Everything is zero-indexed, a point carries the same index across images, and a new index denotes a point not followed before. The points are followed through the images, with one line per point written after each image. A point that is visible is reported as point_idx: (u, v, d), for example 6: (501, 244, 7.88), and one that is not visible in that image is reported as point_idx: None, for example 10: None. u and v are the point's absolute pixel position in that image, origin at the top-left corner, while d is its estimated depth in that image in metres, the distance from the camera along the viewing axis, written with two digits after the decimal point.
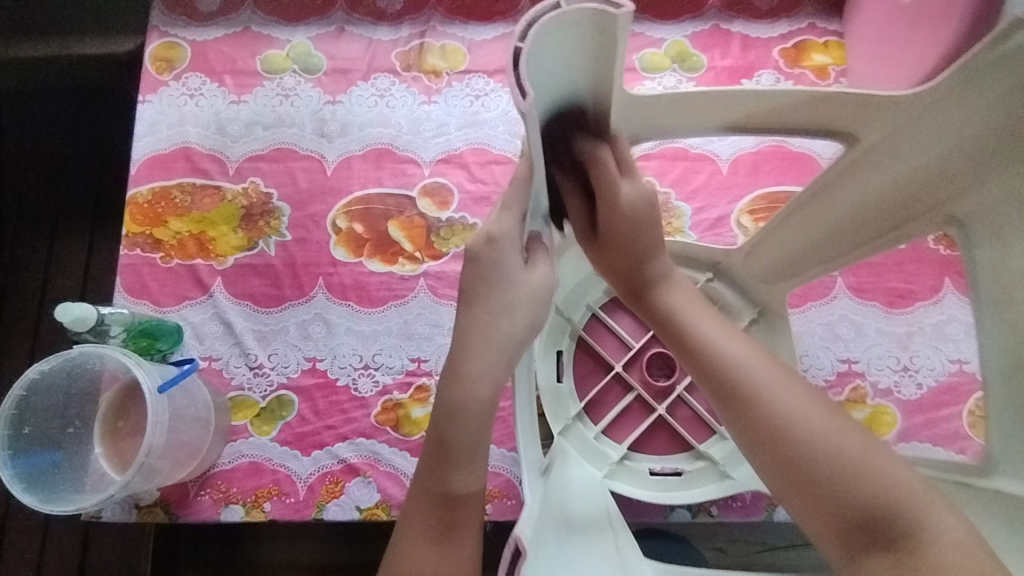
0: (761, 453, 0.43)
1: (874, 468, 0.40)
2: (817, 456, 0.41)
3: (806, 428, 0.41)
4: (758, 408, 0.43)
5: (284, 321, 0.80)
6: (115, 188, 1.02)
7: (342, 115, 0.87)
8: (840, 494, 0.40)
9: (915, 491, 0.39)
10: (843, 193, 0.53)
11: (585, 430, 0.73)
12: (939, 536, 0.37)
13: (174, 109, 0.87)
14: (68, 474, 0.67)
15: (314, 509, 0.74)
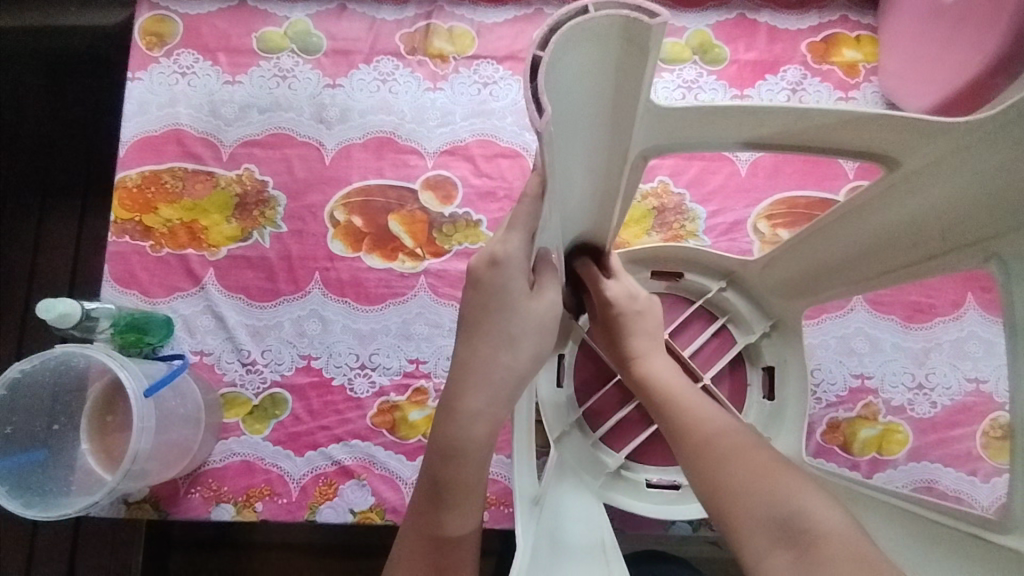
0: (694, 470, 0.49)
1: (782, 479, 0.44)
2: (734, 468, 0.47)
3: (727, 448, 0.48)
4: (695, 434, 0.51)
5: (278, 317, 0.77)
6: (106, 165, 0.98)
7: (343, 99, 0.83)
8: (749, 499, 0.44)
9: (815, 499, 0.43)
10: (844, 231, 0.57)
11: (583, 439, 0.71)
12: (827, 531, 0.41)
13: (165, 88, 0.83)
14: (53, 474, 0.65)
15: (307, 510, 0.72)
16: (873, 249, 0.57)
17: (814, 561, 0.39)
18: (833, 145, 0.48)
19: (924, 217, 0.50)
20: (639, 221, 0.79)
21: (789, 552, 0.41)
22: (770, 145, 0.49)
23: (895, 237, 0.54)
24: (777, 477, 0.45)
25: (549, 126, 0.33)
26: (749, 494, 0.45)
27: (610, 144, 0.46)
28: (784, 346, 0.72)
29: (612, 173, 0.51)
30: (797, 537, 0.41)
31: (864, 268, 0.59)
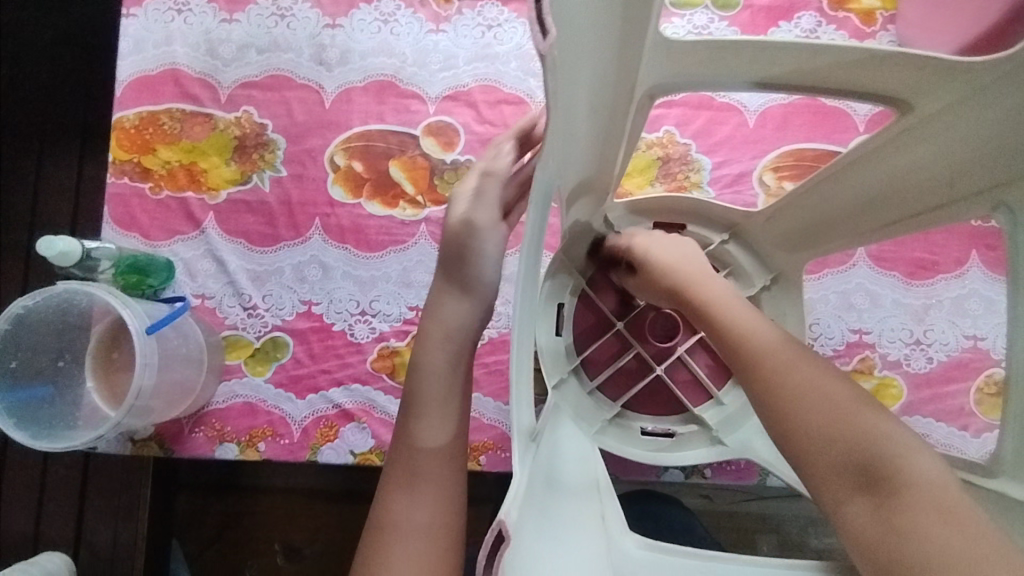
0: (759, 394, 0.44)
1: (864, 413, 0.41)
2: (815, 404, 0.41)
3: (800, 373, 0.43)
4: (764, 353, 0.44)
5: (278, 262, 0.77)
6: (103, 106, 0.96)
7: (342, 41, 0.81)
8: (827, 437, 0.40)
9: (897, 438, 0.40)
10: (886, 162, 0.53)
11: (579, 386, 0.71)
12: (917, 478, 0.38)
13: (160, 25, 0.81)
14: (59, 409, 0.66)
15: (308, 451, 0.74)
16: (880, 203, 0.56)
17: (900, 510, 0.37)
18: (845, 85, 0.47)
19: (933, 166, 0.49)
20: (643, 171, 0.78)
21: (871, 499, 0.38)
22: (781, 85, 0.48)
23: (902, 190, 0.54)
24: (861, 415, 0.41)
25: (553, 48, 0.31)
26: (830, 435, 0.40)
27: (614, 80, 0.45)
28: (784, 299, 0.72)
29: (616, 112, 0.50)
30: (880, 482, 0.38)
31: (870, 221, 0.59)
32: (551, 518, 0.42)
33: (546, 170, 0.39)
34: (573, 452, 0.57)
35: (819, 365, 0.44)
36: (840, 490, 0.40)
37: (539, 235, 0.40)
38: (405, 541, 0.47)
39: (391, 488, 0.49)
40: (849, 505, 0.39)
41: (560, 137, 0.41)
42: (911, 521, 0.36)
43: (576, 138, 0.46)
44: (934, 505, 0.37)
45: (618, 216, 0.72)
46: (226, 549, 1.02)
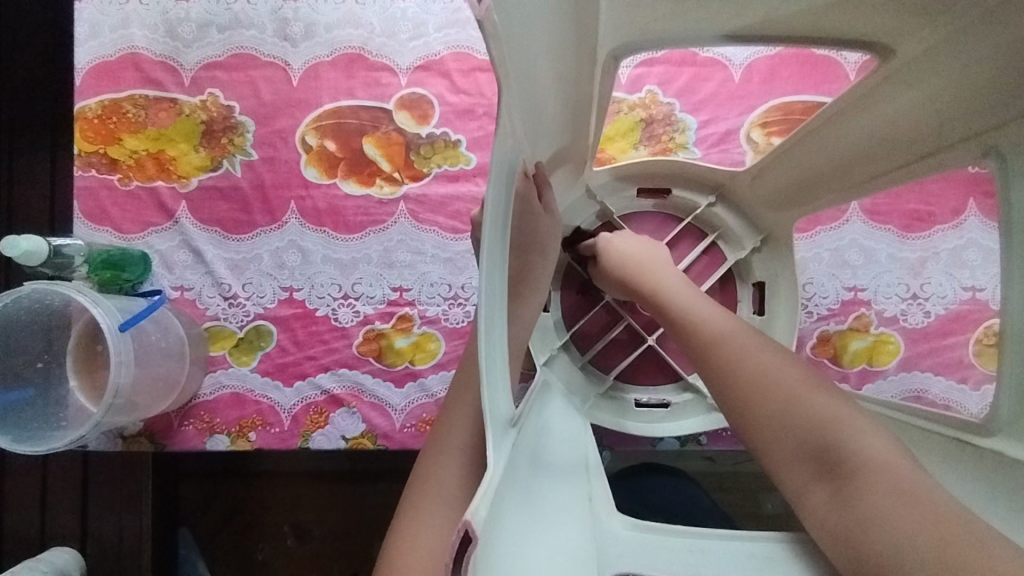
0: (721, 388, 0.46)
1: (806, 398, 0.43)
2: (765, 394, 0.44)
3: (751, 361, 0.46)
4: (720, 349, 0.47)
5: (256, 249, 0.76)
6: (53, 92, 0.89)
7: (306, 13, 0.77)
8: (777, 427, 0.43)
9: (847, 422, 0.41)
10: (862, 113, 0.51)
11: (570, 361, 0.70)
12: (866, 460, 0.39)
13: (115, 7, 0.77)
14: (39, 410, 0.65)
15: (300, 439, 0.73)
16: (871, 154, 0.54)
17: (852, 495, 0.38)
18: (822, 30, 0.45)
19: (924, 112, 0.46)
20: (626, 134, 0.75)
21: (828, 486, 0.40)
22: (756, 34, 0.46)
23: (879, 145, 0.52)
24: (804, 403, 0.42)
25: (492, 12, 0.29)
26: (778, 427, 0.43)
27: (575, 40, 0.43)
28: (775, 261, 0.69)
29: (582, 73, 0.47)
30: (833, 468, 0.40)
31: (858, 175, 0.56)
32: (534, 500, 0.40)
33: (507, 142, 0.37)
34: (560, 429, 0.55)
35: (769, 354, 0.46)
36: (804, 480, 0.41)
37: (504, 209, 0.38)
38: (445, 481, 0.50)
39: (424, 464, 0.52)
40: (812, 493, 0.41)
41: (520, 104, 0.38)
42: (867, 506, 0.37)
43: (541, 106, 0.44)
44: (891, 488, 0.37)
45: (601, 184, 0.70)
46: (235, 534, 1.03)
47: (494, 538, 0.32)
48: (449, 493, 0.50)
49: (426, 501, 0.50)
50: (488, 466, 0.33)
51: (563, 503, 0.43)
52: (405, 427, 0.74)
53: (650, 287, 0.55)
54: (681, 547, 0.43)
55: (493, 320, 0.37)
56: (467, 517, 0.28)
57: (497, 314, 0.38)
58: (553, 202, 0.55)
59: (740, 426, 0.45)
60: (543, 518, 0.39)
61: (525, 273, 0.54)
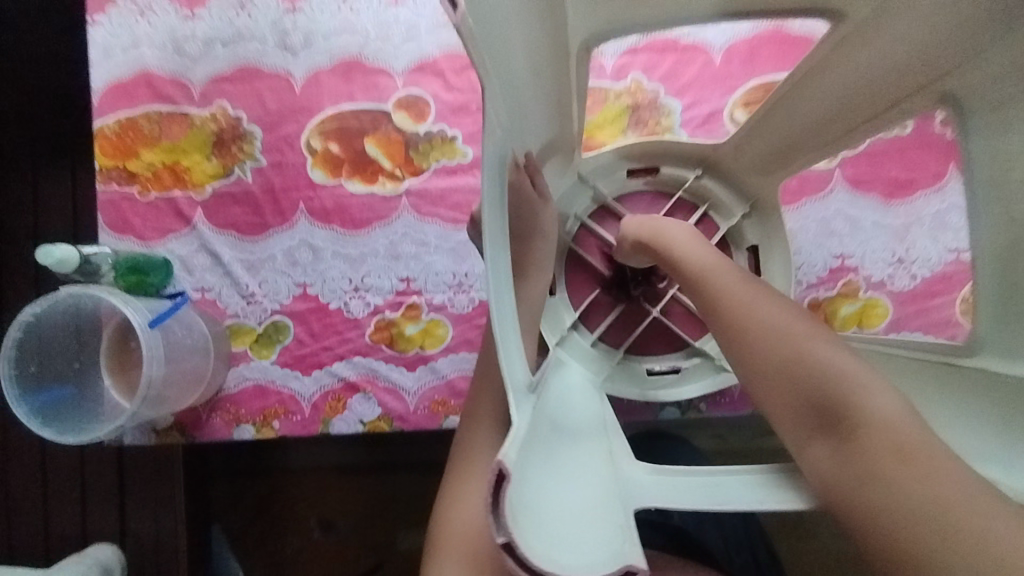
0: (737, 338, 0.49)
1: (817, 353, 0.45)
2: (776, 352, 0.46)
3: (759, 315, 0.48)
4: (733, 305, 0.50)
5: (270, 250, 0.80)
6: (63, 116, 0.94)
7: (304, 24, 0.81)
8: (786, 390, 0.45)
9: (853, 380, 0.44)
10: (828, 77, 0.55)
11: (581, 338, 0.73)
12: (872, 418, 0.42)
13: (126, 30, 0.82)
14: (81, 407, 0.70)
15: (320, 424, 0.78)
16: (842, 111, 0.57)
17: (853, 449, 0.41)
18: None
19: (886, 60, 0.51)
20: (614, 120, 0.78)
21: (828, 440, 0.43)
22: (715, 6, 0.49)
23: (846, 102, 0.56)
24: (814, 358, 0.45)
25: (466, 18, 0.34)
26: (789, 377, 0.45)
27: (548, 27, 0.46)
28: (764, 225, 0.72)
29: (558, 60, 0.51)
30: (837, 423, 0.43)
31: (829, 134, 0.60)
32: (558, 457, 0.44)
33: (491, 127, 0.41)
34: (578, 397, 0.60)
35: (787, 312, 0.48)
36: (805, 431, 0.44)
37: (498, 192, 0.41)
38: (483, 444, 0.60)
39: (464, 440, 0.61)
40: (811, 444, 0.44)
41: (501, 91, 0.42)
42: (868, 464, 0.40)
43: (523, 94, 0.48)
44: (889, 447, 0.40)
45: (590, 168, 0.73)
46: (265, 528, 1.08)
47: (524, 486, 0.36)
48: (489, 456, 0.59)
49: (472, 470, 0.59)
50: (513, 421, 0.38)
51: (583, 459, 0.47)
52: (418, 409, 0.78)
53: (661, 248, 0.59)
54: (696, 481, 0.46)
55: (503, 301, 0.41)
56: (499, 458, 0.33)
57: (505, 292, 0.41)
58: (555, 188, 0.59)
59: (748, 383, 0.48)
60: (567, 472, 0.43)
61: (521, 251, 0.59)
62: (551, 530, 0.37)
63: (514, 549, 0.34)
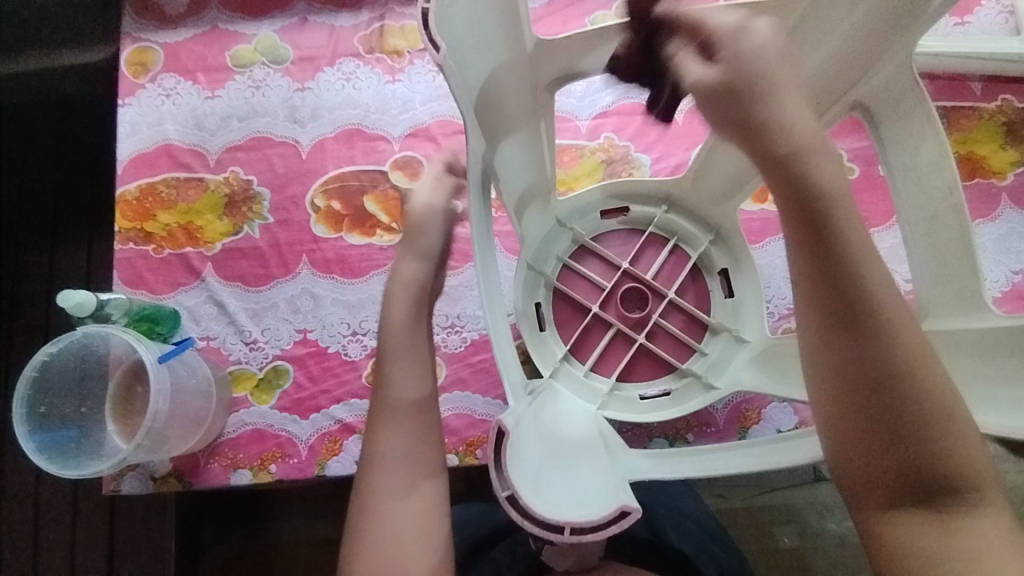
0: (888, 384, 0.39)
1: (969, 432, 0.39)
2: (933, 419, 0.39)
3: (931, 373, 0.39)
4: (910, 364, 0.39)
5: (273, 298, 0.85)
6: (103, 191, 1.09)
7: (312, 100, 0.92)
8: (887, 447, 0.39)
9: (986, 471, 0.40)
10: None
11: (573, 370, 0.76)
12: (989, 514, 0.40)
13: (153, 109, 0.92)
14: (84, 447, 0.72)
15: (317, 467, 0.79)
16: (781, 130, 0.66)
17: (962, 533, 0.40)
18: None
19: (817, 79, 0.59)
20: (590, 174, 0.87)
21: (935, 516, 0.40)
22: None
23: None
24: (966, 441, 0.39)
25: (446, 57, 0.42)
26: (936, 455, 0.39)
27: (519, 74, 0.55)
28: (728, 247, 0.80)
29: (531, 106, 0.59)
30: (951, 504, 0.40)
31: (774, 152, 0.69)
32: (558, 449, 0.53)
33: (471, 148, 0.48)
34: (579, 408, 0.68)
35: (916, 339, 0.39)
36: (914, 500, 0.40)
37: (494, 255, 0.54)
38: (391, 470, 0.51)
39: (371, 474, 0.52)
40: (909, 513, 0.40)
41: (480, 122, 0.49)
42: (977, 552, 0.39)
43: (500, 131, 0.55)
44: (1000, 541, 0.39)
45: (568, 213, 0.80)
46: None
47: (526, 462, 0.46)
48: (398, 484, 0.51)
49: (379, 498, 0.51)
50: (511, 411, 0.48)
51: (585, 450, 0.55)
52: None
53: (841, 258, 0.39)
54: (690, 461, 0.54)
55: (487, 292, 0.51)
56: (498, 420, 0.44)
57: (491, 278, 0.52)
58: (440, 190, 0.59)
59: (839, 425, 0.41)
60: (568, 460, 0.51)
61: None
62: (552, 494, 0.44)
63: (516, 501, 0.42)
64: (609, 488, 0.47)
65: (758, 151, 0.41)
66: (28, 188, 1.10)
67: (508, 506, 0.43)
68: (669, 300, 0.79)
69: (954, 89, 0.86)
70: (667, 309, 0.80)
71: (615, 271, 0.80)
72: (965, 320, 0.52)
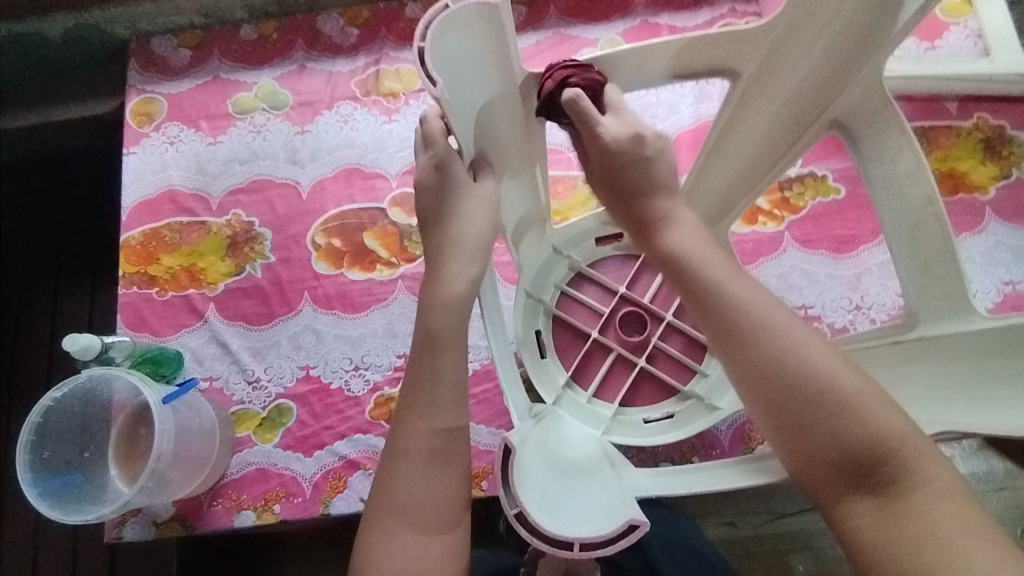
0: (769, 390, 0.46)
1: (866, 411, 0.44)
2: (820, 405, 0.44)
3: (806, 366, 0.45)
4: (780, 364, 0.46)
5: (276, 336, 0.86)
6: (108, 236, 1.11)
7: (311, 142, 0.94)
8: (802, 440, 0.45)
9: (909, 443, 0.43)
10: (750, 116, 0.62)
11: (575, 397, 0.77)
12: (922, 486, 0.43)
13: (156, 156, 0.95)
14: (86, 492, 0.72)
15: (321, 505, 0.79)
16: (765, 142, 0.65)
17: (900, 510, 0.42)
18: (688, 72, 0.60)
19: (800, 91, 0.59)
20: (584, 203, 0.89)
21: (872, 498, 0.43)
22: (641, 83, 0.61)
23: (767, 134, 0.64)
24: (867, 420, 0.44)
25: (442, 91, 0.44)
26: (835, 438, 0.44)
27: (509, 107, 0.57)
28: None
29: (523, 138, 0.62)
30: (880, 483, 0.43)
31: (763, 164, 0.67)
32: (562, 473, 0.53)
33: None
34: (583, 430, 0.69)
35: (809, 341, 0.46)
36: (842, 488, 0.44)
37: (494, 293, 0.59)
38: (407, 488, 0.50)
39: (387, 491, 0.50)
40: (847, 502, 0.44)
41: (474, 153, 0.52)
42: (918, 526, 0.41)
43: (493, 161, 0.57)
44: (941, 512, 0.42)
45: (564, 241, 0.82)
46: None
47: (530, 487, 0.47)
48: (410, 505, 0.50)
49: (390, 517, 0.50)
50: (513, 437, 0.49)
51: (590, 470, 0.56)
52: None
53: (704, 293, 0.49)
54: (697, 479, 0.55)
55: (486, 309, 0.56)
56: (505, 437, 0.47)
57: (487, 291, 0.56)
58: (428, 185, 0.53)
59: (771, 434, 0.46)
60: (572, 482, 0.52)
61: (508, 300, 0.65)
62: (559, 510, 0.47)
63: (525, 517, 0.44)
64: (617, 504, 0.48)
65: (645, 243, 0.54)
66: (33, 238, 1.13)
67: (517, 524, 0.44)
68: (667, 322, 0.80)
69: (930, 109, 0.90)
70: (666, 332, 0.81)
71: (612, 297, 0.81)
72: (956, 325, 0.56)
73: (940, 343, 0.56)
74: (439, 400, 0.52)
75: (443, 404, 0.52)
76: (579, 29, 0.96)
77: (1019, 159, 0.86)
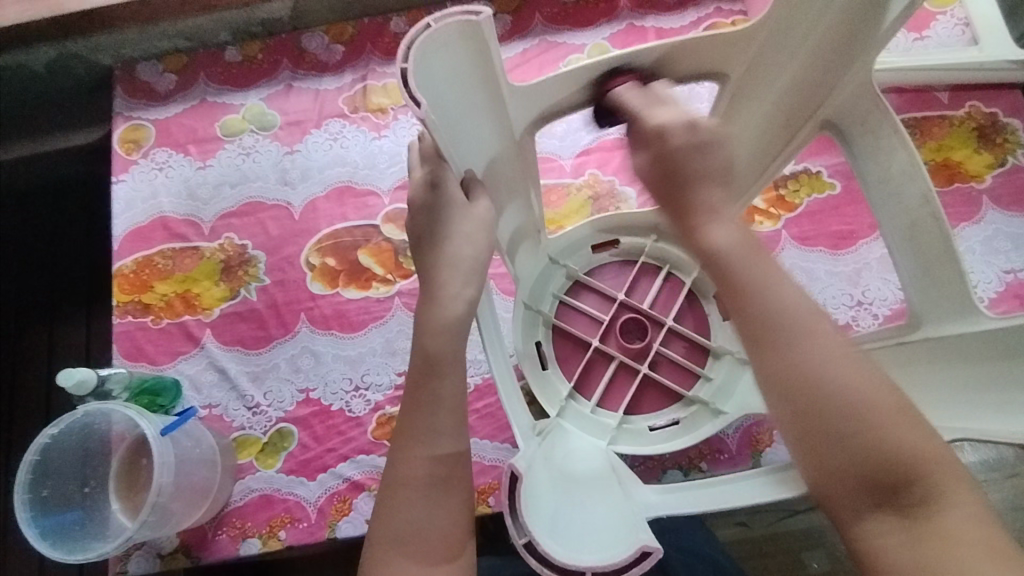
0: (796, 395, 0.43)
1: (899, 431, 0.41)
2: (847, 420, 0.42)
3: (839, 377, 0.42)
4: (811, 370, 0.42)
5: (273, 359, 0.85)
6: (101, 265, 1.10)
7: (301, 162, 0.94)
8: (829, 453, 0.42)
9: (942, 471, 0.41)
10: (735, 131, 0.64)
11: (580, 407, 0.76)
12: (954, 514, 0.40)
13: (146, 183, 0.94)
14: (88, 529, 0.70)
15: (327, 529, 0.78)
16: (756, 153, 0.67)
17: (927, 535, 0.40)
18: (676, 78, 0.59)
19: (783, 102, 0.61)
20: (578, 211, 0.88)
21: (897, 522, 0.41)
22: (629, 92, 0.61)
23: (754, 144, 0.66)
24: (899, 441, 0.41)
25: (428, 113, 0.43)
26: (862, 454, 0.41)
27: (497, 122, 0.57)
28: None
29: (513, 152, 0.61)
30: (909, 506, 0.41)
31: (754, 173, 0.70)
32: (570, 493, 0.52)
33: None
34: (589, 443, 0.68)
35: (836, 345, 0.43)
36: (867, 507, 0.42)
37: (491, 310, 0.58)
38: (406, 516, 0.49)
39: (388, 521, 0.49)
40: (872, 521, 0.42)
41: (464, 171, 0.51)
42: (945, 554, 0.39)
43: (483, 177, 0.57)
44: (972, 544, 0.39)
45: (560, 251, 0.81)
46: None
47: (538, 513, 0.46)
48: (409, 534, 0.49)
49: (389, 548, 0.49)
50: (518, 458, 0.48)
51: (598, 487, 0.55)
52: None
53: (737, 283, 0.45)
54: (707, 491, 0.55)
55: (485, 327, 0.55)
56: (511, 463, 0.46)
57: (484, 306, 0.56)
58: (420, 202, 0.53)
59: (797, 438, 0.44)
60: (580, 504, 0.51)
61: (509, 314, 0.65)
62: (569, 538, 0.46)
63: (534, 547, 0.44)
64: (627, 528, 0.47)
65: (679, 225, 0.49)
66: (25, 269, 1.12)
67: (526, 554, 0.43)
68: (668, 327, 0.79)
69: (922, 101, 0.89)
70: (667, 338, 0.80)
71: (612, 304, 0.81)
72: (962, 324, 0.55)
73: (946, 342, 0.56)
74: (440, 424, 0.51)
75: (444, 428, 0.51)
76: (565, 35, 0.96)
77: (1013, 147, 0.86)
